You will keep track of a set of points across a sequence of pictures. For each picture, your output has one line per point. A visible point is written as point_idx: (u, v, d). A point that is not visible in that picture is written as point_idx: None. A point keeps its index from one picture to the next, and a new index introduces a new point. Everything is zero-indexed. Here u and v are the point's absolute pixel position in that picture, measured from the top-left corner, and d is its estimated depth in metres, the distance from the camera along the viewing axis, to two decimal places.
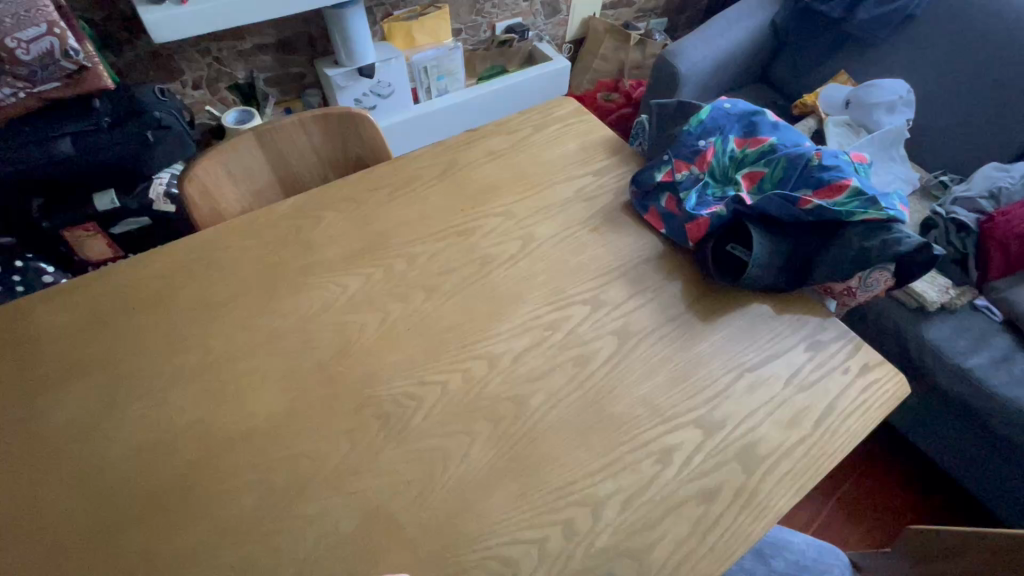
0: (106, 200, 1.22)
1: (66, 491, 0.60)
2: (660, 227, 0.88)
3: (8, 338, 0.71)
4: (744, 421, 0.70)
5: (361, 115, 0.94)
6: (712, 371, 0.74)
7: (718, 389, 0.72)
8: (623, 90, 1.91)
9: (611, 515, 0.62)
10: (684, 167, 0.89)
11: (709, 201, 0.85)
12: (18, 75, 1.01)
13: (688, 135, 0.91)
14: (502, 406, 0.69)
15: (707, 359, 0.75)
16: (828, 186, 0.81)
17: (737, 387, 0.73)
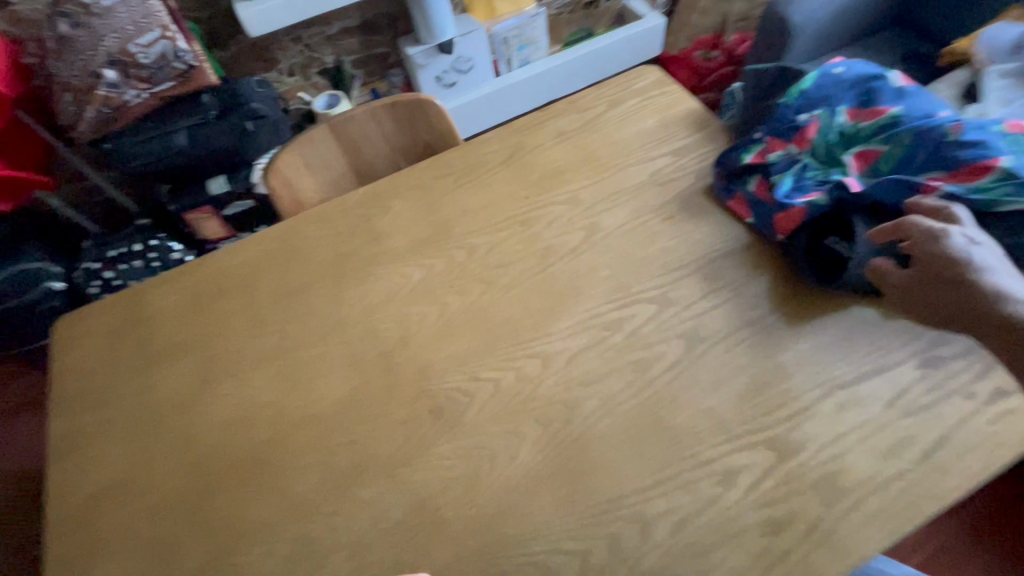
0: (218, 184, 1.36)
1: (170, 456, 0.70)
2: (746, 215, 0.78)
3: (130, 317, 0.82)
4: (826, 447, 0.61)
5: (429, 100, 0.93)
6: (793, 384, 0.65)
7: (799, 407, 0.64)
8: (724, 47, 1.72)
9: (661, 535, 0.58)
10: (779, 147, 0.78)
11: (807, 186, 0.73)
12: (141, 77, 1.14)
13: (787, 109, 0.79)
14: (553, 409, 0.67)
15: (788, 371, 0.66)
16: (967, 167, 0.66)
17: (822, 406, 0.64)
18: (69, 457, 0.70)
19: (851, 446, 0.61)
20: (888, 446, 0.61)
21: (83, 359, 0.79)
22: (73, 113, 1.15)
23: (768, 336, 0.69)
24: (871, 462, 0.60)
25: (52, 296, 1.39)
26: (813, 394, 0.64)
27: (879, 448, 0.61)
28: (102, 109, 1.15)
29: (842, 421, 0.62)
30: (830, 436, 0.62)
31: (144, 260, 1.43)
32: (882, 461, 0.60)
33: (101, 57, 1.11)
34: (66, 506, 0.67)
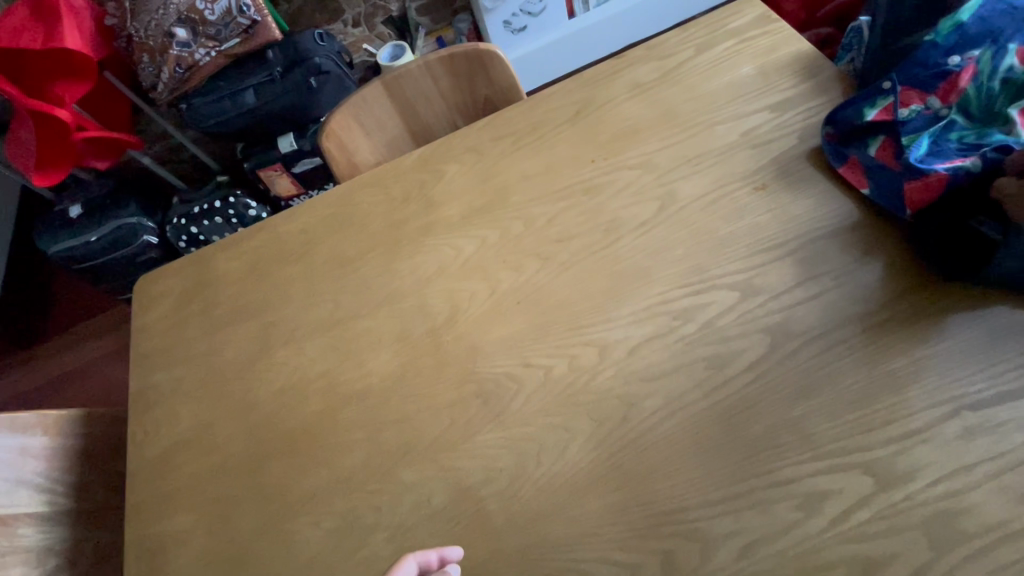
0: (287, 143, 1.38)
1: (231, 419, 0.72)
2: (861, 184, 0.64)
3: (198, 280, 0.85)
4: (942, 474, 0.50)
5: (489, 51, 0.85)
6: (901, 396, 0.54)
7: (908, 423, 0.53)
8: None
9: (723, 558, 0.52)
10: (917, 99, 0.62)
11: (952, 149, 0.59)
12: (209, 35, 1.15)
13: (931, 51, 0.62)
14: (608, 405, 0.61)
15: (898, 379, 0.55)
16: None
17: (942, 427, 0.52)
18: (146, 412, 0.75)
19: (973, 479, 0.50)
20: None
21: (157, 319, 0.83)
22: (151, 75, 1.18)
23: (871, 331, 0.58)
24: (1000, 501, 0.49)
25: (148, 249, 1.53)
26: (932, 411, 0.53)
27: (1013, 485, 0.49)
28: (176, 69, 1.17)
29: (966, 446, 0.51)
30: (950, 462, 0.51)
31: (224, 216, 1.50)
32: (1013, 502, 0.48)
33: (171, 16, 1.12)
34: (143, 457, 0.72)
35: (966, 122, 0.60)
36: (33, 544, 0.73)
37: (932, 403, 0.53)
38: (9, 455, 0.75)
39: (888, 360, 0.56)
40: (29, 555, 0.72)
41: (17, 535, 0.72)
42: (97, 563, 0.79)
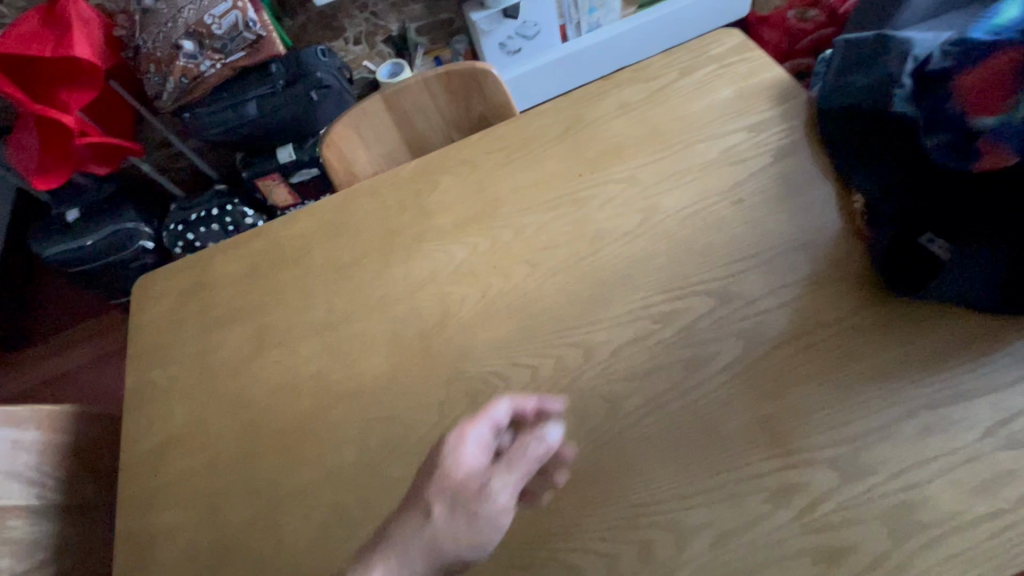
0: (286, 153, 1.41)
1: (224, 416, 0.74)
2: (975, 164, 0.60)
3: (196, 281, 0.87)
4: (894, 466, 0.54)
5: (485, 70, 0.89)
6: (859, 394, 0.58)
7: (864, 420, 0.57)
8: (826, 5, 1.52)
9: (698, 548, 0.54)
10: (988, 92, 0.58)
11: None
12: (215, 48, 1.18)
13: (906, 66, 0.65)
14: (591, 403, 0.64)
15: (857, 378, 0.59)
16: None
17: (896, 422, 0.56)
18: (140, 408, 0.77)
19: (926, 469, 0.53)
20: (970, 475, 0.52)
21: (154, 318, 0.85)
22: (156, 85, 1.20)
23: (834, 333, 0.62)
24: (951, 489, 0.52)
25: (144, 254, 1.55)
26: (887, 407, 0.57)
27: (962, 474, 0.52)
28: (181, 79, 1.19)
29: (917, 438, 0.55)
30: (903, 455, 0.54)
31: (221, 224, 1.53)
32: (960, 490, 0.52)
33: (179, 29, 1.15)
34: (136, 451, 0.74)
35: None
36: (22, 537, 0.74)
37: (887, 399, 0.57)
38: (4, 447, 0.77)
39: (849, 361, 0.60)
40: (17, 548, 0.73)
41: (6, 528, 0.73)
42: (84, 559, 0.79)
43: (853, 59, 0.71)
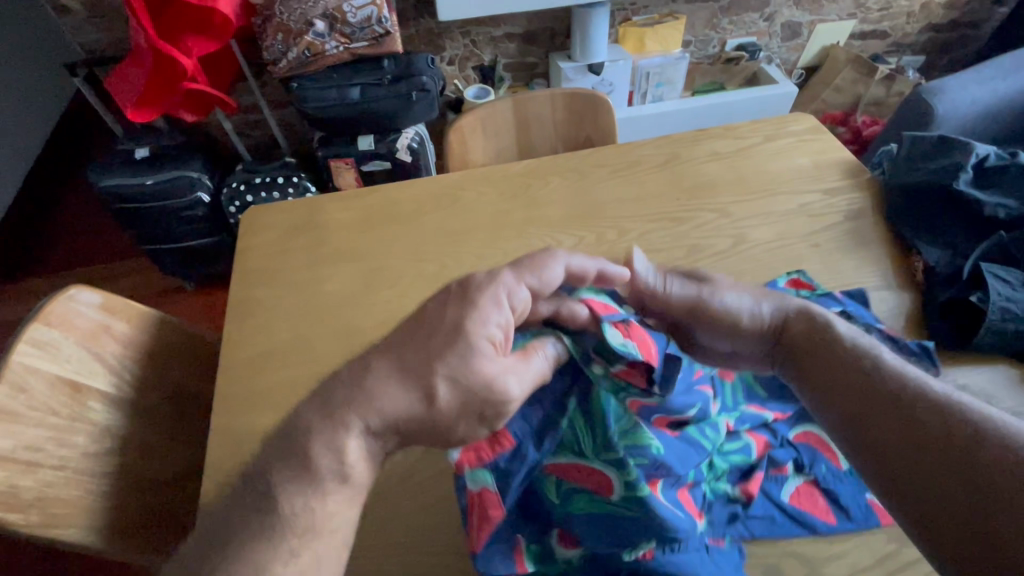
0: (367, 142, 1.50)
1: (332, 340, 0.78)
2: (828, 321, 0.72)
3: (309, 220, 0.93)
4: (898, 472, 0.41)
5: (603, 98, 1.03)
6: (857, 378, 0.48)
7: (866, 412, 0.45)
8: (852, 126, 1.77)
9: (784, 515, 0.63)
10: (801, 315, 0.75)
11: None
12: (343, 33, 1.33)
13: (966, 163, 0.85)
14: None
15: (855, 351, 0.50)
16: None
17: (913, 395, 0.44)
18: (245, 318, 0.81)
19: (945, 490, 0.38)
20: (1002, 477, 0.36)
21: (264, 243, 0.90)
22: (278, 51, 1.34)
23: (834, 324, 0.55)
24: (985, 492, 0.37)
25: (197, 206, 1.55)
26: (891, 380, 0.46)
27: (992, 470, 0.37)
28: (304, 52, 1.34)
29: (935, 421, 0.41)
30: (906, 469, 0.41)
31: (282, 193, 1.57)
32: (1001, 479, 0.36)
33: (318, 9, 1.30)
34: (240, 358, 0.77)
35: None
36: (98, 421, 0.73)
37: (895, 373, 0.47)
38: (95, 329, 0.77)
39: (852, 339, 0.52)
40: (92, 429, 0.72)
41: (88, 407, 0.72)
42: (142, 462, 0.77)
43: (916, 154, 0.90)
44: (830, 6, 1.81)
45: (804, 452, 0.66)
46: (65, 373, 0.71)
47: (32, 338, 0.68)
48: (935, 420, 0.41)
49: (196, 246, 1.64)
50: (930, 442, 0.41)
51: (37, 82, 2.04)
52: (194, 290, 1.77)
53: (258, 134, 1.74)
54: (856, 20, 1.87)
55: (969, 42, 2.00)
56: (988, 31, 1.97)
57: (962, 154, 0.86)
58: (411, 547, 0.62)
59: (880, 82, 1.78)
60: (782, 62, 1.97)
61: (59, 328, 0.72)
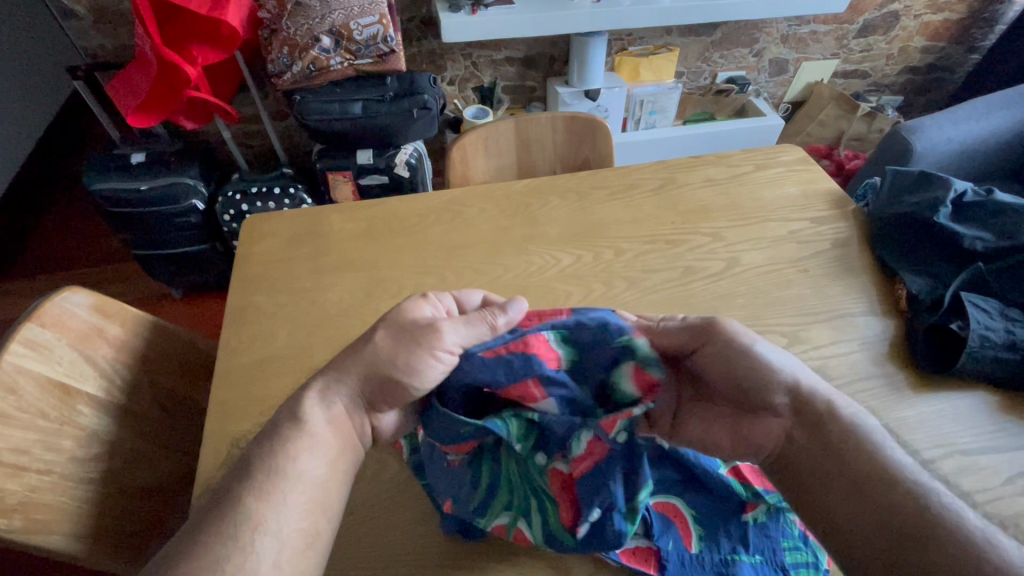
0: (365, 156, 1.51)
1: (331, 350, 0.78)
2: None
3: (311, 231, 0.94)
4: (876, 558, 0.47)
5: (602, 123, 1.06)
6: (824, 448, 0.53)
7: (841, 491, 0.51)
8: (836, 159, 1.84)
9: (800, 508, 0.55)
10: None
11: None
12: (349, 50, 1.37)
13: (943, 198, 0.90)
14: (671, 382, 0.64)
15: (836, 422, 0.54)
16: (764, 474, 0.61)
17: (886, 474, 0.49)
18: (244, 325, 0.81)
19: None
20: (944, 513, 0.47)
21: (266, 251, 0.91)
22: (283, 65, 1.37)
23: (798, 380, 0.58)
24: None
25: (191, 213, 1.54)
26: (872, 457, 0.51)
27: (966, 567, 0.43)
28: (309, 66, 1.36)
29: (902, 507, 0.47)
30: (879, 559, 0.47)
31: (278, 203, 1.57)
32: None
33: (325, 26, 1.34)
34: (236, 365, 0.76)
35: None
36: (86, 425, 0.71)
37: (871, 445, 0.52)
38: (88, 331, 0.76)
39: (829, 402, 0.56)
40: (80, 433, 0.70)
41: (77, 411, 0.70)
42: (128, 469, 0.75)
43: (899, 188, 0.95)
44: (815, 45, 1.90)
45: (657, 525, 0.59)
46: (56, 375, 0.69)
47: (24, 338, 0.67)
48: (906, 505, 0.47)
49: (187, 254, 1.63)
50: (897, 526, 0.47)
51: (34, 85, 2.03)
52: (181, 298, 1.76)
53: (257, 145, 1.76)
54: (839, 60, 1.96)
55: (945, 85, 2.11)
56: (962, 75, 2.08)
57: (941, 189, 0.91)
58: (405, 560, 0.61)
59: (862, 118, 1.87)
60: (770, 96, 2.05)
61: (52, 329, 0.71)
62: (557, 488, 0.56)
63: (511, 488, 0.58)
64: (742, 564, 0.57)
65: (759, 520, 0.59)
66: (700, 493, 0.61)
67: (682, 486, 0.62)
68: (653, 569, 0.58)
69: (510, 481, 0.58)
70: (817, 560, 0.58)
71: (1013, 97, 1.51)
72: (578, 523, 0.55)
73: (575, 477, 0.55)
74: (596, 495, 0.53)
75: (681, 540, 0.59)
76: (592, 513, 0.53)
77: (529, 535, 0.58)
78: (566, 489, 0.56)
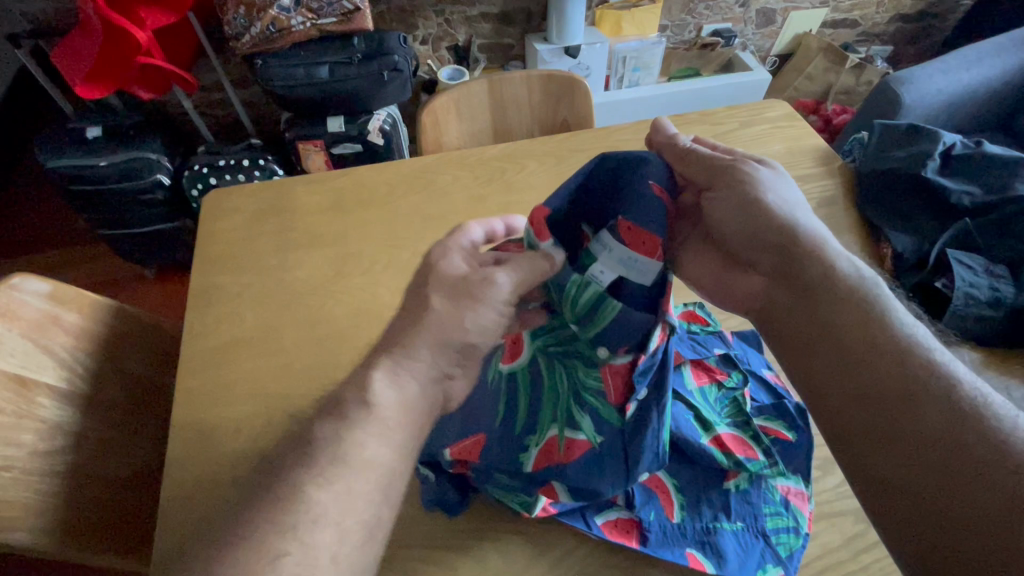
0: (336, 124, 1.44)
1: (301, 330, 0.75)
2: (717, 374, 0.65)
3: (277, 206, 0.89)
4: (865, 440, 0.46)
5: (580, 81, 1.01)
6: (829, 328, 0.51)
7: (837, 364, 0.50)
8: (823, 114, 1.79)
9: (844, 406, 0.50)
10: (678, 357, 0.65)
11: (703, 381, 0.65)
12: (311, 8, 1.29)
13: (932, 152, 0.88)
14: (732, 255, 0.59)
15: (882, 310, 0.50)
16: (745, 440, 0.60)
17: (912, 358, 0.47)
18: (208, 308, 0.77)
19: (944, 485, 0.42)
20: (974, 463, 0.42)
21: (227, 229, 0.86)
22: (241, 26, 1.29)
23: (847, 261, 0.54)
24: (974, 478, 0.41)
25: (157, 188, 1.47)
26: (908, 342, 0.48)
27: (980, 455, 0.41)
28: (268, 27, 1.29)
29: (927, 398, 0.45)
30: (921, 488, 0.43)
31: (247, 175, 1.50)
32: (991, 468, 0.41)
33: None
34: (203, 349, 0.73)
35: (709, 410, 0.63)
36: (48, 418, 0.68)
37: (911, 337, 0.48)
38: (42, 320, 0.71)
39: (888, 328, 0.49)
40: (41, 426, 0.67)
41: (37, 404, 0.67)
42: (96, 460, 0.73)
43: (888, 141, 0.91)
44: None
45: (638, 495, 0.59)
46: (9, 367, 0.65)
47: None
48: (933, 400, 0.44)
49: (157, 231, 1.56)
50: (908, 413, 0.45)
51: None
52: (155, 278, 1.70)
53: (222, 115, 1.67)
54: (828, 8, 1.89)
55: (936, 33, 2.05)
56: (953, 22, 2.02)
57: (928, 143, 0.89)
58: (386, 542, 0.61)
59: (851, 71, 1.82)
60: (757, 48, 1.98)
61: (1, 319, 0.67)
62: (608, 380, 0.54)
63: (554, 394, 0.57)
64: (724, 532, 0.57)
65: (741, 488, 0.58)
66: (682, 462, 0.61)
67: (665, 456, 0.61)
68: (635, 541, 0.57)
69: (551, 384, 0.57)
70: (798, 525, 0.57)
71: (1004, 44, 1.46)
72: (627, 403, 0.53)
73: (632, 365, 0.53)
74: (642, 377, 0.52)
75: (663, 510, 0.58)
76: (639, 391, 0.52)
77: (580, 440, 0.55)
78: (616, 379, 0.53)
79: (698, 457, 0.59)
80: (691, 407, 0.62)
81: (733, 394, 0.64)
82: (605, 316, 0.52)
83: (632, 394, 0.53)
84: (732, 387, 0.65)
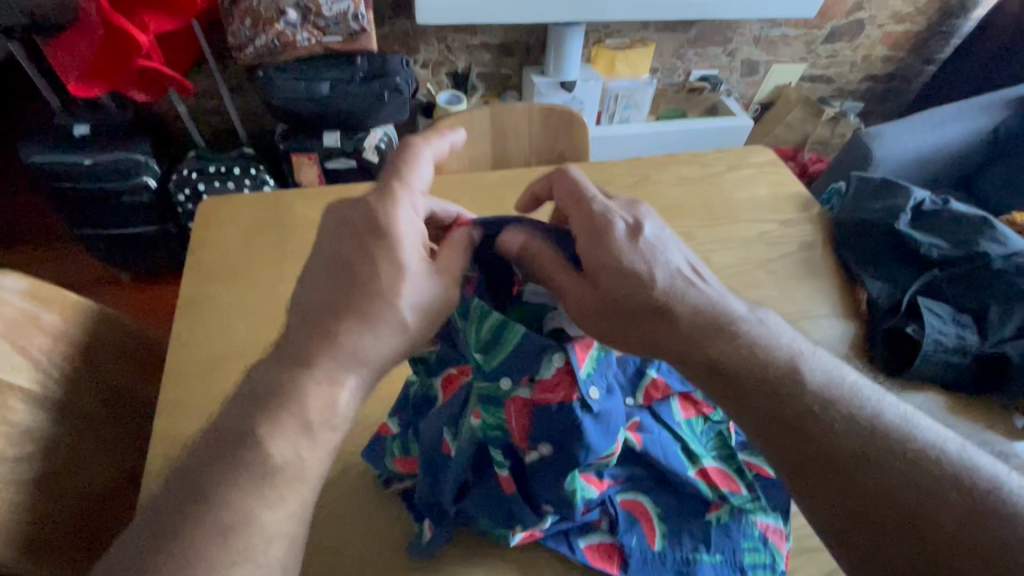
0: (332, 139, 1.44)
1: None
2: (704, 407, 0.65)
3: (274, 218, 0.89)
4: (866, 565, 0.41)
5: (577, 116, 1.04)
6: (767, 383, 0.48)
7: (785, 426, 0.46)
8: (800, 162, 1.89)
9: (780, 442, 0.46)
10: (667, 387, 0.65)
11: (691, 412, 0.65)
12: (317, 26, 1.30)
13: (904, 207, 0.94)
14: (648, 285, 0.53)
15: (808, 382, 0.47)
16: (728, 473, 0.61)
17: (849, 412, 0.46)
18: (196, 316, 0.76)
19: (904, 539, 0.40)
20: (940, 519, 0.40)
21: (221, 237, 0.86)
22: (245, 37, 1.29)
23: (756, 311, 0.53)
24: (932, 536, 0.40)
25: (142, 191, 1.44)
26: (855, 419, 0.45)
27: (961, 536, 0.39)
28: (273, 40, 1.29)
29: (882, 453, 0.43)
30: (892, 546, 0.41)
31: (237, 183, 1.48)
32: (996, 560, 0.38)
33: None
34: (189, 357, 0.72)
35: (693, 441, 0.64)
36: (18, 422, 0.65)
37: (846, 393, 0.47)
38: (22, 319, 0.69)
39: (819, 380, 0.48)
40: (11, 430, 0.63)
41: (7, 408, 0.63)
42: (64, 471, 0.69)
43: (862, 193, 0.98)
44: (785, 48, 1.94)
45: (623, 521, 0.60)
46: None
47: None
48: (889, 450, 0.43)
49: (137, 235, 1.52)
50: (902, 525, 0.41)
51: None
52: (129, 282, 1.66)
53: (215, 122, 1.66)
54: (807, 64, 2.01)
55: (903, 94, 2.19)
56: (919, 85, 2.16)
57: (902, 197, 0.95)
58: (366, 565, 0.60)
59: (826, 123, 1.93)
60: (740, 95, 2.09)
61: None
62: (512, 418, 0.52)
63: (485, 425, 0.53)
64: (703, 563, 0.58)
65: (722, 520, 0.60)
66: (667, 492, 0.62)
67: (649, 484, 0.62)
68: (615, 566, 0.59)
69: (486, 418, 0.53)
70: (774, 561, 0.59)
71: (967, 108, 1.57)
72: (528, 445, 0.53)
73: (533, 403, 0.52)
74: (546, 428, 0.52)
75: (644, 537, 0.59)
76: (542, 445, 0.53)
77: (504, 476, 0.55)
78: (517, 417, 0.52)
79: (680, 485, 0.61)
80: (677, 437, 0.63)
81: (718, 427, 0.66)
82: (505, 349, 0.51)
83: (532, 441, 0.53)
84: (717, 420, 0.66)
